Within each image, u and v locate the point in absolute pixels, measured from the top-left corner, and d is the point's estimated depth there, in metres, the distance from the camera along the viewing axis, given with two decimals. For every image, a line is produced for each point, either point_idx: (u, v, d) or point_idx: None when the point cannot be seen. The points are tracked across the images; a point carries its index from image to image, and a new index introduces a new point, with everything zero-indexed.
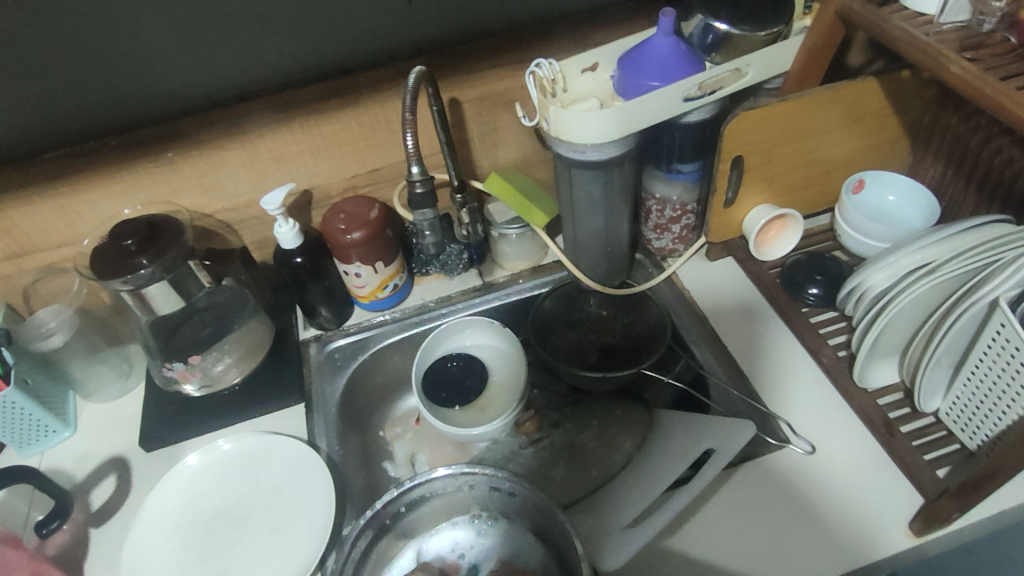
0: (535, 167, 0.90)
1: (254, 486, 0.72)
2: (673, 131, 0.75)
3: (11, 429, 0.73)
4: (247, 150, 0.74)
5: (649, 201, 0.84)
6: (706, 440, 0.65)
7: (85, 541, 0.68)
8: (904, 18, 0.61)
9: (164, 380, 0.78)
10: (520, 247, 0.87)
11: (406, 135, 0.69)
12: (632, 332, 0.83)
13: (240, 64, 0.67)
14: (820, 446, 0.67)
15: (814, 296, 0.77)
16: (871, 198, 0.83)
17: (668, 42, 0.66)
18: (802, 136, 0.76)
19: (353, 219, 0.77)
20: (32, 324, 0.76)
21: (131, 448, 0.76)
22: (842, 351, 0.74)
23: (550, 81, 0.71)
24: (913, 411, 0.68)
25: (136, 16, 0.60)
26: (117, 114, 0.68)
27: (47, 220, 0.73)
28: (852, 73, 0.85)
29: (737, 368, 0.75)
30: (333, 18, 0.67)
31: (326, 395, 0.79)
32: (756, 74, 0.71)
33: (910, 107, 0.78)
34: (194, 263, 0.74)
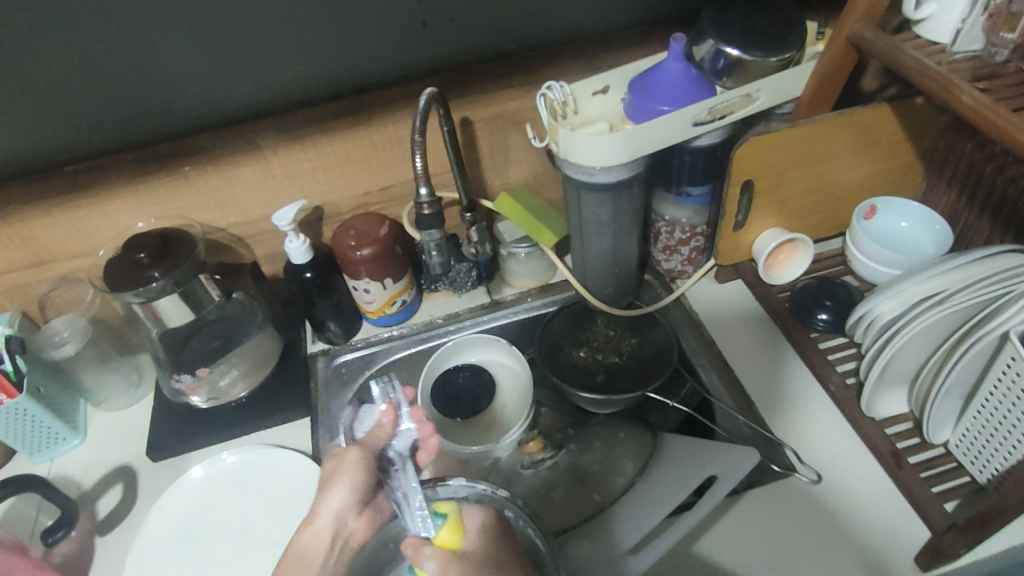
0: (545, 186, 0.90)
1: (257, 499, 0.72)
2: (682, 155, 0.75)
3: (22, 437, 0.74)
4: (261, 165, 0.75)
5: (659, 223, 0.84)
6: (709, 465, 0.65)
7: (90, 550, 0.69)
8: (916, 47, 0.61)
9: (172, 391, 0.79)
10: (529, 265, 0.87)
11: (415, 155, 0.70)
12: (639, 352, 0.82)
13: (255, 81, 0.68)
14: (826, 476, 0.67)
15: (823, 322, 0.76)
16: (884, 224, 0.82)
17: (679, 67, 0.66)
18: (813, 162, 0.76)
19: (364, 236, 0.77)
20: (44, 334, 0.77)
21: (139, 458, 0.77)
22: (850, 378, 0.73)
23: (561, 103, 0.71)
24: (922, 442, 0.67)
25: (155, 34, 0.61)
26: (135, 128, 0.69)
27: (65, 231, 0.74)
28: (865, 98, 0.84)
29: (743, 392, 0.75)
30: (349, 38, 0.68)
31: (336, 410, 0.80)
32: (768, 99, 0.71)
33: (923, 133, 0.77)
34: (205, 278, 0.75)
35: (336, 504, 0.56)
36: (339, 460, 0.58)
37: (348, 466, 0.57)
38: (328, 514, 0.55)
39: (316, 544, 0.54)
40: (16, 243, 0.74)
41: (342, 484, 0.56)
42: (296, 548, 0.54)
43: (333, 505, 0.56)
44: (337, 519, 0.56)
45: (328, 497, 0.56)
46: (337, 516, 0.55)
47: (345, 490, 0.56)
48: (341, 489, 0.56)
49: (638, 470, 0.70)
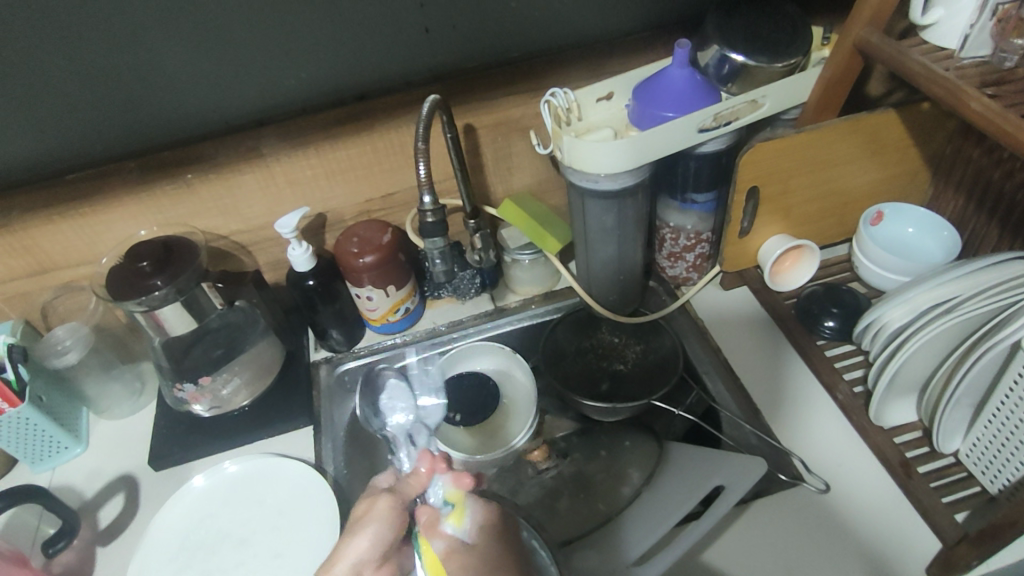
0: (549, 193, 0.89)
1: (260, 509, 0.71)
2: (687, 162, 0.75)
3: (24, 446, 0.73)
4: (264, 173, 0.75)
5: (663, 230, 0.84)
6: (717, 475, 0.64)
7: (92, 560, 0.68)
8: (923, 52, 0.61)
9: (174, 400, 0.78)
10: (532, 273, 0.87)
11: (419, 163, 0.70)
12: (644, 359, 0.81)
13: (258, 88, 0.68)
14: (834, 485, 0.66)
15: (830, 329, 0.76)
16: (890, 230, 0.81)
17: (684, 74, 0.66)
18: (819, 168, 0.75)
19: (366, 243, 0.77)
20: (47, 342, 0.77)
21: (141, 467, 0.77)
22: (858, 386, 0.72)
23: (564, 110, 0.71)
24: (931, 451, 0.66)
25: (158, 41, 0.61)
26: (138, 136, 0.69)
27: (67, 239, 0.74)
28: (871, 103, 0.84)
29: (749, 400, 0.74)
30: (352, 45, 0.67)
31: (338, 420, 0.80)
32: (774, 105, 0.70)
33: (930, 139, 0.76)
34: (206, 285, 0.74)
35: (359, 549, 0.52)
36: (370, 504, 0.55)
37: (380, 514, 0.54)
38: (350, 564, 0.52)
39: None
40: (19, 252, 0.73)
41: (369, 531, 0.53)
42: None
43: (353, 555, 0.52)
44: (355, 572, 0.52)
45: (349, 545, 0.53)
46: (358, 569, 0.52)
47: (371, 538, 0.53)
48: (365, 538, 0.53)
49: (644, 480, 0.70)
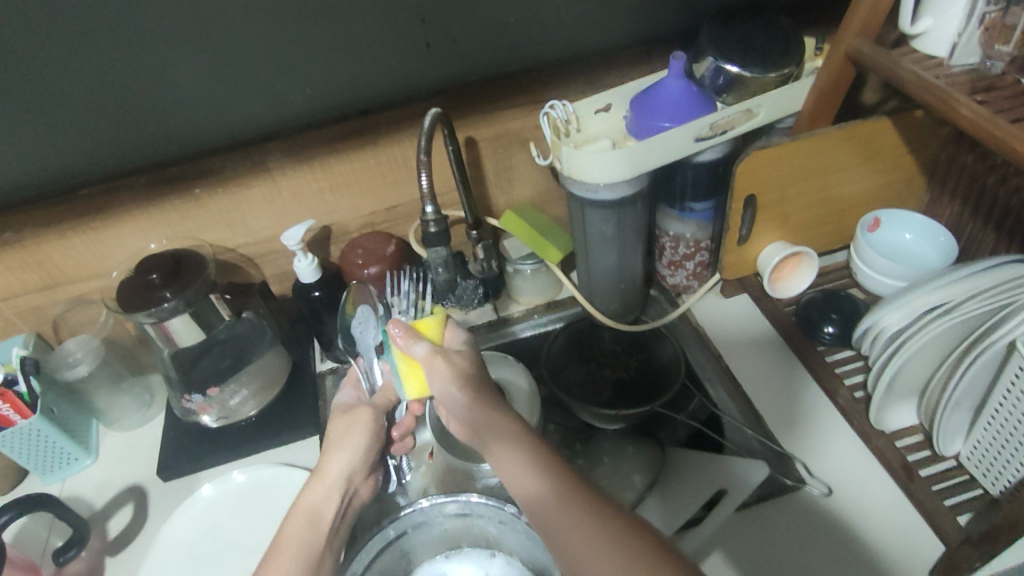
0: (550, 204, 0.91)
1: (266, 518, 0.72)
2: (685, 171, 0.76)
3: (36, 457, 0.74)
4: (271, 187, 0.77)
5: (663, 239, 0.85)
6: (718, 479, 0.66)
7: (101, 569, 0.69)
8: (913, 61, 0.62)
9: (183, 411, 0.80)
10: (535, 283, 0.88)
11: (421, 174, 0.71)
12: (646, 367, 0.82)
13: (264, 103, 0.70)
14: (836, 489, 0.66)
15: (830, 335, 0.76)
16: (888, 236, 0.82)
17: (680, 84, 0.67)
18: (814, 176, 0.77)
19: (372, 254, 0.81)
20: (58, 354, 0.79)
21: (150, 477, 0.78)
22: (858, 391, 0.73)
23: (563, 122, 0.73)
24: (933, 455, 0.66)
25: (168, 59, 0.63)
26: (149, 152, 0.71)
27: (80, 254, 0.76)
28: (865, 112, 0.85)
29: (751, 406, 0.74)
30: (355, 60, 0.69)
31: (361, 338, 0.68)
32: (768, 114, 0.72)
33: (924, 146, 0.78)
34: (213, 296, 0.76)
35: (338, 468, 0.62)
36: (352, 418, 0.65)
37: (358, 428, 0.65)
38: (338, 473, 0.61)
39: (325, 504, 0.60)
40: (31, 266, 0.75)
41: (354, 441, 0.64)
42: (308, 501, 0.59)
43: (343, 466, 0.62)
44: (347, 477, 0.62)
45: (335, 459, 0.62)
46: (347, 477, 0.62)
47: (355, 450, 0.63)
48: (344, 453, 0.63)
49: (648, 483, 0.68)
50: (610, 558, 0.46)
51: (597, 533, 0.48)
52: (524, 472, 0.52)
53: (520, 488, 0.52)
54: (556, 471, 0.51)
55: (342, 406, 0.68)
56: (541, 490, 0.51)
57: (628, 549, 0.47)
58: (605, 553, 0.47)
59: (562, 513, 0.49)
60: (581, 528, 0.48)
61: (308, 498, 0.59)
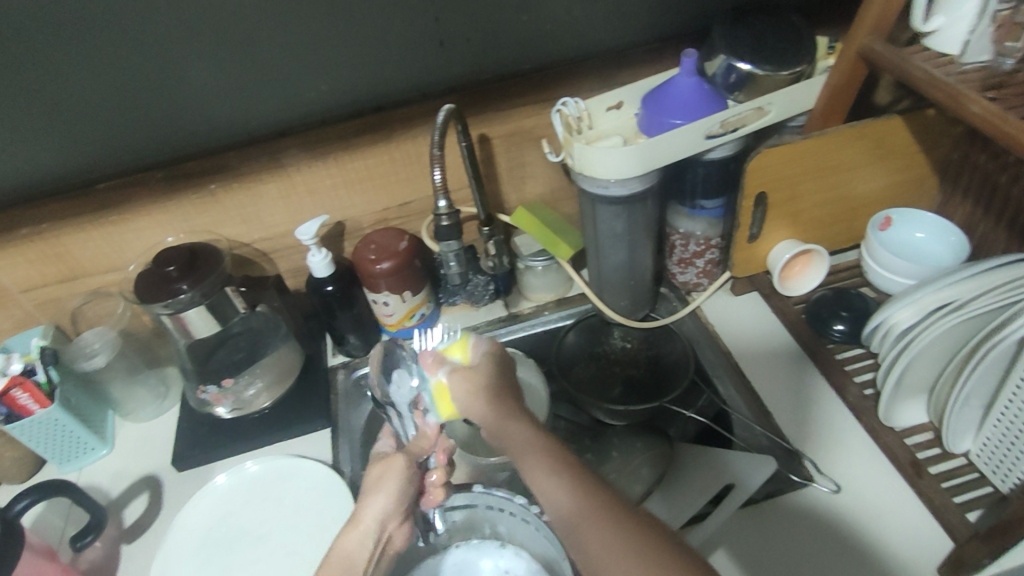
0: (561, 201, 0.91)
1: (277, 509, 0.73)
2: (695, 168, 0.77)
3: (53, 446, 0.76)
4: (285, 182, 0.78)
5: (673, 236, 0.85)
6: (725, 475, 0.66)
7: (117, 557, 0.70)
8: (925, 59, 0.62)
9: (198, 402, 0.81)
10: (546, 279, 0.88)
11: (435, 170, 0.72)
12: (655, 364, 0.83)
13: (280, 99, 0.71)
14: (845, 486, 0.67)
15: (839, 332, 0.77)
16: (900, 235, 0.82)
17: (691, 82, 0.68)
18: (824, 174, 0.77)
19: (384, 250, 0.79)
20: (77, 345, 0.80)
21: (164, 467, 0.79)
22: (868, 389, 0.73)
23: (575, 119, 0.73)
24: (943, 452, 0.66)
25: (187, 54, 0.64)
26: (168, 148, 0.72)
27: (99, 247, 0.77)
28: (877, 111, 0.85)
29: (760, 403, 0.75)
30: (372, 57, 0.70)
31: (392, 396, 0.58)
32: (779, 113, 0.72)
33: (936, 144, 0.78)
34: (230, 290, 0.77)
35: (374, 512, 0.54)
36: (386, 466, 0.57)
37: (392, 475, 0.56)
38: (373, 520, 0.54)
39: (359, 550, 0.53)
40: (50, 259, 0.76)
41: (386, 489, 0.55)
42: (341, 550, 0.53)
43: (376, 513, 0.54)
44: (382, 521, 0.54)
45: (368, 505, 0.55)
46: (382, 521, 0.54)
47: (388, 497, 0.55)
48: (380, 498, 0.55)
49: (656, 477, 0.69)
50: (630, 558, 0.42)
51: (619, 535, 0.43)
52: (544, 479, 0.47)
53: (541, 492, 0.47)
54: (576, 473, 0.47)
55: (377, 455, 0.60)
56: (559, 494, 0.46)
57: (649, 549, 0.43)
58: (624, 557, 0.42)
59: (569, 501, 0.46)
60: (599, 530, 0.44)
61: (341, 548, 0.53)
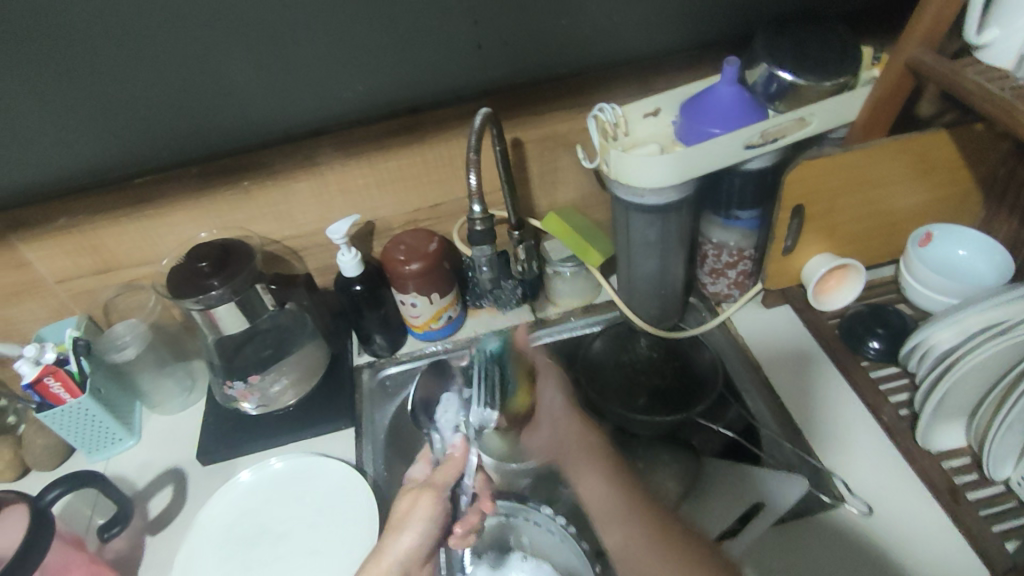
0: (592, 207, 0.91)
1: (299, 507, 0.73)
2: (732, 178, 0.75)
3: (82, 435, 0.77)
4: (317, 181, 0.78)
5: (706, 246, 0.84)
6: (751, 493, 0.67)
7: (141, 548, 0.71)
8: (977, 72, 0.60)
9: (224, 398, 0.81)
10: (574, 285, 0.88)
11: (470, 173, 0.72)
12: (682, 376, 0.81)
13: (315, 98, 0.71)
14: (878, 508, 0.65)
15: (875, 350, 0.75)
16: (939, 251, 0.79)
17: (731, 90, 0.67)
18: (864, 188, 0.75)
19: (414, 251, 0.79)
20: (107, 337, 0.81)
21: (189, 460, 0.79)
22: (904, 409, 0.71)
23: (612, 125, 0.72)
24: (981, 478, 0.64)
25: (226, 51, 0.64)
26: (204, 144, 0.72)
27: (133, 240, 0.78)
28: (921, 124, 0.83)
29: (791, 419, 0.73)
30: (408, 59, 0.70)
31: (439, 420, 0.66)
32: (820, 124, 0.70)
33: (983, 160, 0.75)
34: (260, 287, 0.77)
35: (402, 548, 0.58)
36: (413, 501, 0.60)
37: (419, 514, 0.60)
38: (393, 559, 0.58)
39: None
40: (85, 251, 0.77)
41: (414, 528, 0.59)
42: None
43: (399, 550, 0.58)
44: (405, 562, 0.58)
45: (395, 542, 0.58)
46: (405, 561, 0.58)
47: (416, 534, 0.59)
48: (409, 534, 0.59)
49: (682, 492, 0.69)
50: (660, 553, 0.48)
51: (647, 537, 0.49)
52: (591, 476, 0.56)
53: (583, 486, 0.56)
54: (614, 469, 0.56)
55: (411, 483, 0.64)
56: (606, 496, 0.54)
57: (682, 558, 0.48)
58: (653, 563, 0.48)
59: (612, 502, 0.53)
60: (638, 523, 0.50)
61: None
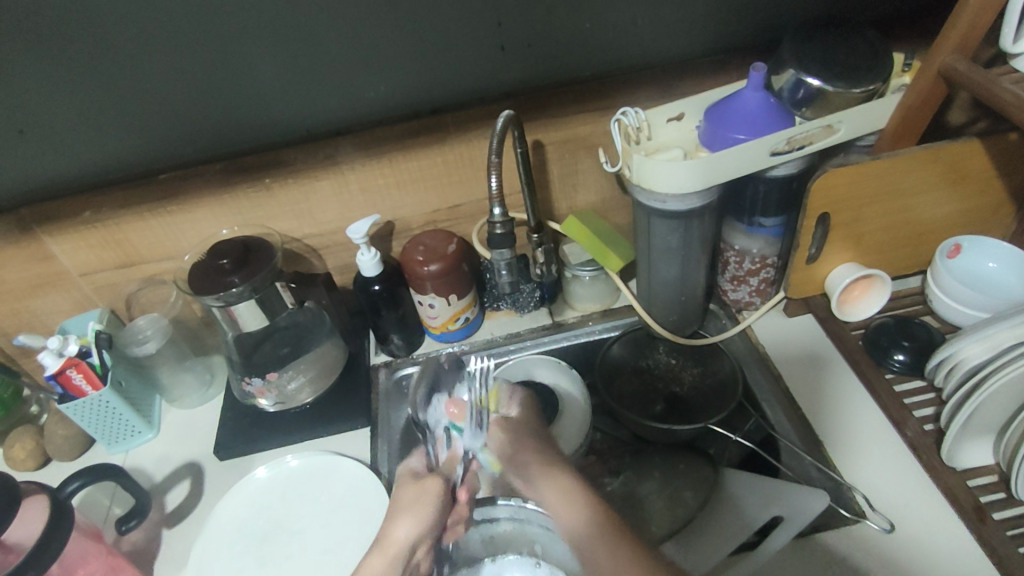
0: (612, 211, 0.90)
1: (313, 505, 0.73)
2: (756, 185, 0.74)
3: (102, 427, 0.78)
4: (339, 180, 0.78)
5: (727, 253, 0.83)
6: (777, 505, 0.65)
7: (157, 540, 0.72)
8: (1013, 81, 0.59)
9: (242, 394, 0.82)
10: (593, 289, 0.87)
11: (491, 176, 0.71)
12: (701, 383, 0.80)
13: (340, 97, 0.71)
14: (900, 525, 0.63)
15: (899, 363, 0.73)
16: (968, 263, 0.78)
17: (758, 96, 0.66)
18: (892, 197, 0.74)
19: (432, 252, 0.79)
20: (129, 330, 0.82)
21: (206, 455, 0.80)
22: (929, 424, 0.69)
23: (635, 129, 0.71)
24: (1008, 498, 0.63)
25: (252, 49, 0.65)
26: (228, 142, 0.73)
27: (156, 236, 0.79)
28: (951, 132, 0.81)
29: (812, 432, 0.72)
30: (432, 59, 0.70)
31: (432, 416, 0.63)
32: (849, 132, 0.69)
33: (1016, 171, 0.74)
34: (280, 285, 0.77)
35: (402, 537, 0.54)
36: (419, 488, 0.56)
37: (424, 497, 0.56)
38: (402, 542, 0.53)
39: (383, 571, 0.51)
40: (110, 245, 0.78)
41: (417, 513, 0.55)
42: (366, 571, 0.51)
43: (403, 537, 0.54)
44: (412, 546, 0.54)
45: (398, 525, 0.54)
46: (412, 545, 0.54)
47: (420, 520, 0.54)
48: (410, 520, 0.54)
49: (699, 504, 0.67)
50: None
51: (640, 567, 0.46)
52: (558, 503, 0.52)
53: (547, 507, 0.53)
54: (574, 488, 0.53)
55: (410, 473, 0.59)
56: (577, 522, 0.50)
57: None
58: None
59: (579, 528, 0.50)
60: (606, 552, 0.47)
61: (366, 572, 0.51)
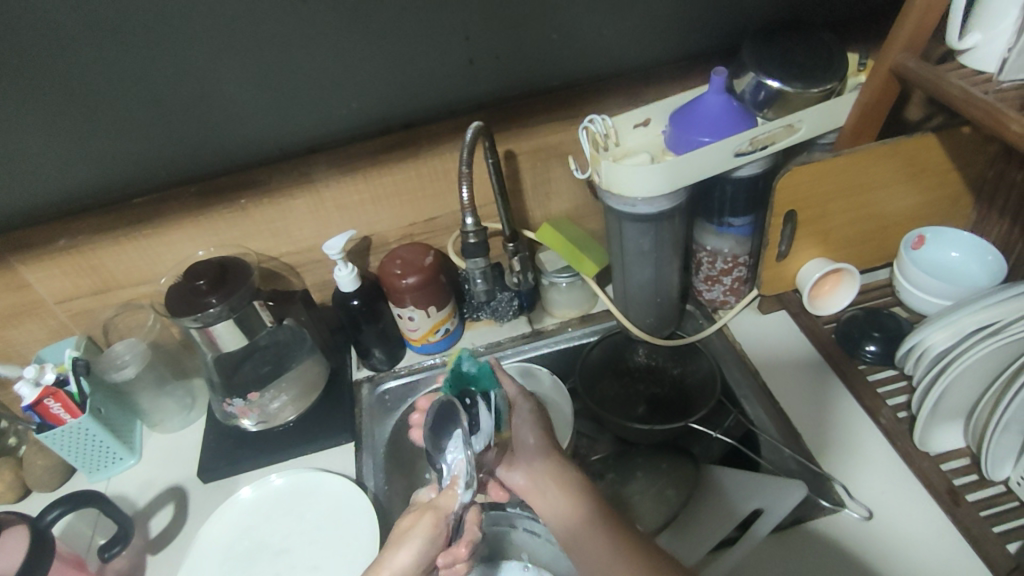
0: (586, 218, 0.91)
1: (299, 523, 0.73)
2: (723, 185, 0.76)
3: (83, 455, 0.77)
4: (314, 198, 0.79)
5: (700, 253, 0.85)
6: (754, 499, 0.65)
7: (142, 567, 0.71)
8: (961, 77, 0.61)
9: (224, 415, 0.81)
10: (570, 295, 0.88)
11: (463, 186, 0.72)
12: (680, 384, 0.82)
13: (310, 115, 0.72)
14: (879, 513, 0.64)
15: (871, 353, 0.75)
16: (932, 253, 0.80)
17: (720, 100, 0.68)
18: (855, 192, 0.76)
19: (410, 265, 0.80)
20: (108, 356, 0.81)
21: (190, 479, 0.80)
22: (901, 412, 0.71)
23: (602, 136, 0.74)
24: (981, 479, 0.64)
25: (221, 71, 0.66)
26: (202, 163, 0.73)
27: (130, 260, 0.79)
28: (909, 128, 0.84)
29: (790, 424, 0.73)
30: (401, 75, 0.71)
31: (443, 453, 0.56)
32: (809, 130, 0.71)
33: (970, 163, 0.76)
34: (257, 303, 0.77)
35: (403, 564, 0.52)
36: (416, 518, 0.55)
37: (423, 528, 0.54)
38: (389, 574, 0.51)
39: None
40: (85, 271, 0.78)
41: (414, 543, 0.53)
42: None
43: (397, 565, 0.52)
44: None
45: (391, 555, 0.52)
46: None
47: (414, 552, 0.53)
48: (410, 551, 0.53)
49: (682, 500, 0.68)
50: (623, 561, 0.53)
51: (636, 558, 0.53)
52: (564, 499, 0.58)
53: (554, 509, 0.58)
54: (587, 500, 0.58)
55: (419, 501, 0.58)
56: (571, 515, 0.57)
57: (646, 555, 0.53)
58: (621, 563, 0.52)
59: (578, 517, 0.57)
60: (597, 540, 0.55)
61: None
